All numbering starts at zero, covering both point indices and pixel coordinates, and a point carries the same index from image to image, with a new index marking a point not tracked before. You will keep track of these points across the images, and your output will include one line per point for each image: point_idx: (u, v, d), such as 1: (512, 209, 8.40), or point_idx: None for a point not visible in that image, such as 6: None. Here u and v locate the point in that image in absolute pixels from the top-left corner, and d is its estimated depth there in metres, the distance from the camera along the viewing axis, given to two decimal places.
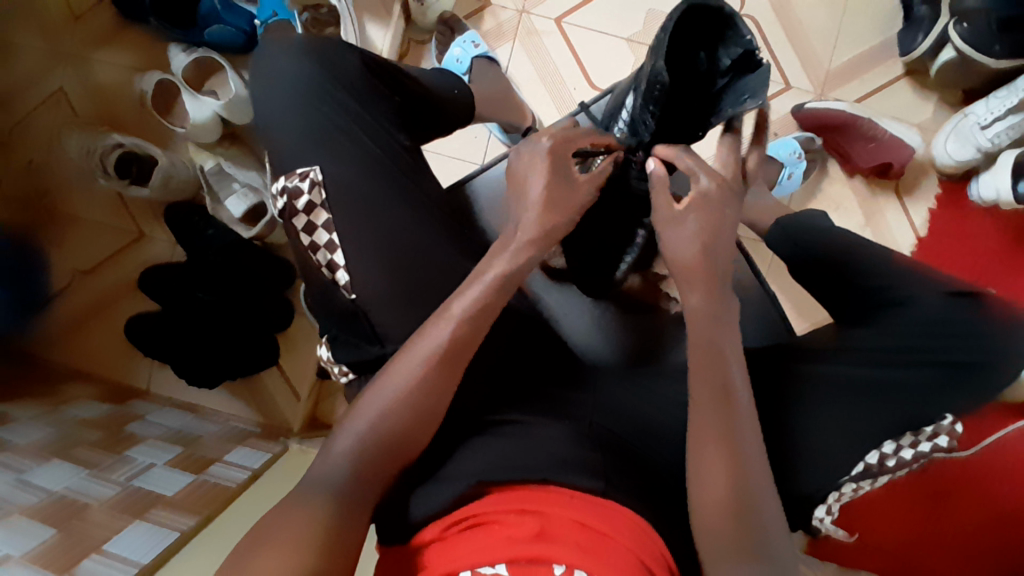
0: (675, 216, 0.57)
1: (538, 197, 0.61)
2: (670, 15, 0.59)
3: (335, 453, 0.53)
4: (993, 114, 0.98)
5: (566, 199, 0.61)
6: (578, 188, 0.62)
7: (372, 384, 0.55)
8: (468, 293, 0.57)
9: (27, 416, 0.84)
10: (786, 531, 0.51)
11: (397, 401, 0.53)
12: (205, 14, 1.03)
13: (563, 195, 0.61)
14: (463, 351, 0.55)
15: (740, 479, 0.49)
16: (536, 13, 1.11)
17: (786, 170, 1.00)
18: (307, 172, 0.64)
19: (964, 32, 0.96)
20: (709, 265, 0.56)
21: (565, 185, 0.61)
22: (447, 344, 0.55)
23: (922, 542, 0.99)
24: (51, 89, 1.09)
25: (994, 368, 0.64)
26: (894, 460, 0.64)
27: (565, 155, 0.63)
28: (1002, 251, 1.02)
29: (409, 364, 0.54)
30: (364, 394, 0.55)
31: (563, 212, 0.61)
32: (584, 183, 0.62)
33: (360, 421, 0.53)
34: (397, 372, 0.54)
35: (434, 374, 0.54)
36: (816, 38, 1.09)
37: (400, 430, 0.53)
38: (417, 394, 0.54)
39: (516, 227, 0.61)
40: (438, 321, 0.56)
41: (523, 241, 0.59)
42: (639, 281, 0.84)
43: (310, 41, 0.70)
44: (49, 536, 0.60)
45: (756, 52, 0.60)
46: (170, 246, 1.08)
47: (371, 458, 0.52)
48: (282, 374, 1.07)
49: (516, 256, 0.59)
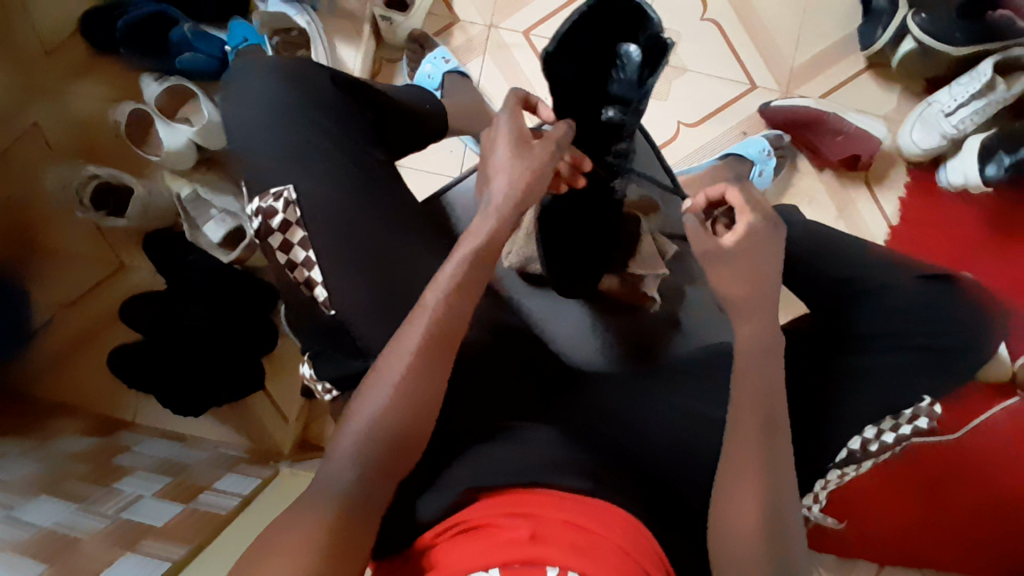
0: (722, 249, 0.60)
1: (502, 166, 0.64)
2: (557, 28, 0.63)
3: (339, 470, 0.52)
4: (957, 100, 1.01)
5: (528, 163, 0.63)
6: (537, 151, 0.64)
7: (364, 385, 0.55)
8: (447, 271, 0.58)
9: (13, 452, 0.83)
10: (790, 522, 0.52)
11: (392, 399, 0.53)
12: (176, 42, 1.04)
13: (528, 165, 0.63)
14: (452, 334, 0.56)
15: (776, 499, 0.51)
16: (505, 27, 1.13)
17: (757, 166, 1.02)
18: (281, 191, 0.65)
19: (923, 23, 0.98)
20: (761, 292, 0.58)
21: (520, 153, 0.64)
22: (428, 332, 0.55)
23: (917, 530, 0.99)
24: (24, 124, 1.07)
25: (973, 344, 0.67)
26: (876, 444, 0.68)
27: (523, 126, 0.66)
28: (979, 236, 1.05)
29: (396, 357, 0.54)
30: (360, 394, 0.55)
31: (529, 174, 0.63)
32: (541, 150, 0.64)
33: (357, 426, 0.53)
34: (386, 366, 0.54)
35: (425, 359, 0.54)
36: (778, 37, 1.11)
37: (398, 430, 0.53)
38: (408, 386, 0.53)
39: (491, 208, 0.62)
40: (419, 309, 0.57)
41: (497, 219, 0.61)
42: (616, 282, 0.83)
43: (283, 63, 0.71)
44: (41, 571, 0.59)
45: (663, 35, 0.62)
46: (152, 275, 1.08)
47: (369, 467, 0.52)
48: (270, 400, 1.06)
49: (487, 228, 0.61)
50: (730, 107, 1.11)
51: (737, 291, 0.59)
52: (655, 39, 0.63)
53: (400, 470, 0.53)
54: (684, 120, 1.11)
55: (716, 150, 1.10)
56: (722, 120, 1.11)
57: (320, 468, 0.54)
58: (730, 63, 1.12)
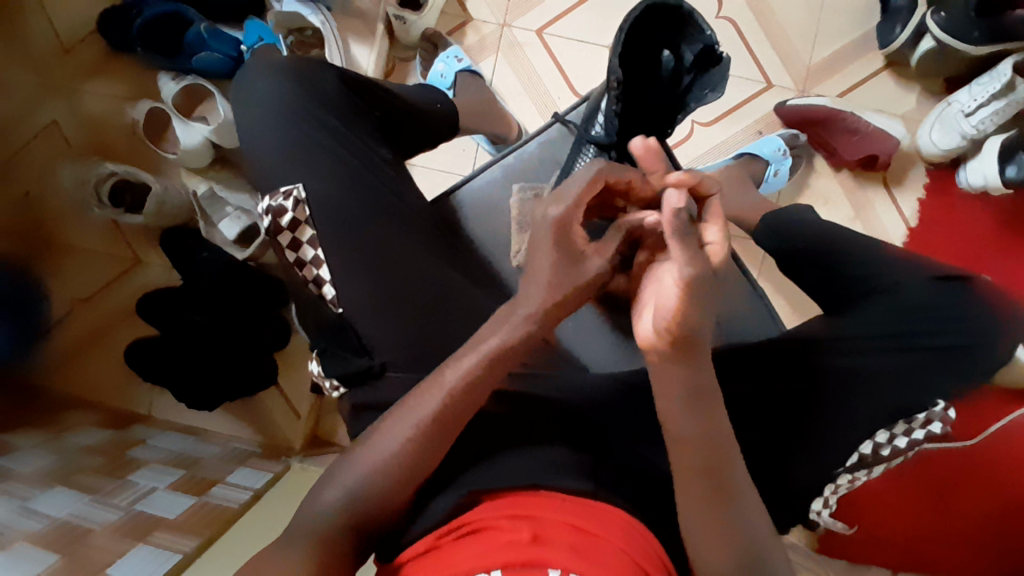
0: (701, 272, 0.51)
1: (540, 269, 0.57)
2: (625, 19, 0.73)
3: (325, 493, 0.52)
4: (977, 100, 0.99)
5: (572, 275, 0.57)
6: (587, 263, 0.57)
7: (362, 441, 0.54)
8: (464, 362, 0.54)
9: (29, 444, 0.85)
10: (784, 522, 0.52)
11: (386, 463, 0.52)
12: (191, 42, 1.05)
13: (571, 275, 0.57)
14: (455, 423, 0.53)
15: None
16: (517, 26, 1.13)
17: (771, 167, 1.01)
18: (290, 190, 0.65)
19: (942, 21, 0.97)
20: None
21: (564, 263, 0.57)
22: (437, 411, 0.52)
23: (931, 537, 0.97)
24: (43, 122, 1.11)
25: (982, 347, 0.67)
26: (887, 449, 0.66)
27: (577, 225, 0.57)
28: (992, 234, 1.03)
29: (397, 425, 0.53)
30: (356, 448, 0.54)
31: (565, 284, 0.56)
32: (594, 261, 0.58)
33: (346, 480, 0.52)
34: (385, 432, 0.53)
35: (422, 442, 0.52)
36: (794, 36, 1.10)
37: (387, 488, 0.52)
38: (395, 465, 0.52)
39: (517, 300, 0.56)
40: (429, 388, 0.54)
41: (527, 316, 0.55)
42: (625, 282, 0.66)
43: (293, 63, 0.72)
44: (53, 561, 0.60)
45: (715, 46, 0.75)
46: (167, 271, 1.10)
47: (363, 495, 0.52)
48: (282, 395, 1.07)
49: (519, 325, 0.55)
50: (743, 107, 1.10)
51: (691, 323, 0.50)
52: (705, 49, 0.76)
53: (393, 500, 0.52)
54: (697, 119, 1.10)
55: (729, 151, 1.09)
56: (736, 120, 1.10)
57: (315, 484, 0.55)
58: (743, 61, 1.10)
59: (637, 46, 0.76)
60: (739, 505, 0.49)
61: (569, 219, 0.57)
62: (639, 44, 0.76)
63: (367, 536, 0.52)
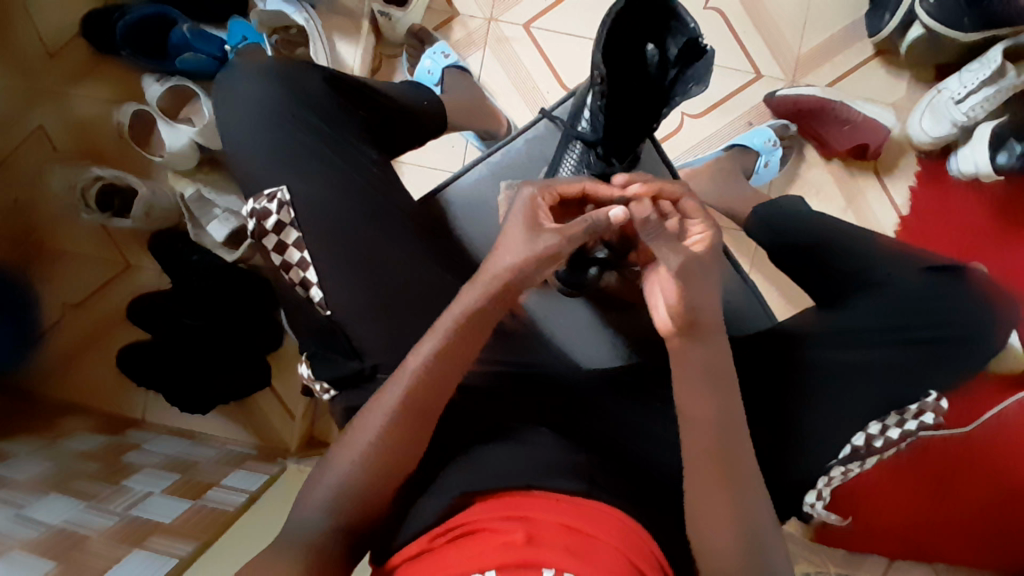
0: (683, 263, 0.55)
1: (502, 245, 0.56)
2: (608, 14, 0.72)
3: (311, 497, 0.52)
4: (967, 87, 0.98)
5: (530, 243, 0.56)
6: (548, 234, 0.56)
7: (340, 440, 0.54)
8: (424, 345, 0.54)
9: (24, 451, 0.84)
10: (774, 519, 0.52)
11: (363, 457, 0.52)
12: (176, 44, 1.04)
13: (532, 245, 0.56)
14: (423, 408, 0.53)
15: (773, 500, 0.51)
16: (505, 20, 1.12)
17: (762, 158, 1.01)
18: (274, 193, 0.65)
19: (930, 9, 0.96)
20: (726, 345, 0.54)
21: (528, 235, 0.56)
22: (405, 397, 0.53)
23: (925, 525, 0.98)
24: (32, 127, 1.10)
25: (974, 337, 0.67)
26: (880, 440, 0.65)
27: (541, 208, 0.59)
28: (985, 222, 1.02)
29: (371, 419, 0.53)
30: (335, 449, 0.54)
31: (529, 254, 0.55)
32: (551, 233, 0.56)
33: (329, 481, 0.52)
34: (360, 427, 0.53)
35: (394, 430, 0.52)
36: (784, 25, 1.09)
37: (369, 484, 0.52)
38: (373, 459, 0.52)
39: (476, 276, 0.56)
40: (394, 377, 0.54)
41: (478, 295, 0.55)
42: (616, 278, 0.76)
43: (276, 64, 0.71)
44: (50, 568, 0.60)
45: (699, 39, 0.74)
46: (159, 274, 1.09)
47: (351, 500, 0.51)
48: (275, 397, 1.07)
49: (474, 296, 0.55)
50: (734, 97, 1.09)
51: (693, 307, 0.53)
52: (690, 42, 0.74)
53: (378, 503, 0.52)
54: (688, 111, 1.10)
55: (720, 142, 1.09)
56: (726, 112, 1.09)
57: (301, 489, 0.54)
58: (733, 52, 1.09)
59: (622, 40, 0.74)
60: (733, 502, 0.49)
61: (540, 199, 0.59)
62: (625, 40, 0.74)
63: (359, 536, 0.52)
